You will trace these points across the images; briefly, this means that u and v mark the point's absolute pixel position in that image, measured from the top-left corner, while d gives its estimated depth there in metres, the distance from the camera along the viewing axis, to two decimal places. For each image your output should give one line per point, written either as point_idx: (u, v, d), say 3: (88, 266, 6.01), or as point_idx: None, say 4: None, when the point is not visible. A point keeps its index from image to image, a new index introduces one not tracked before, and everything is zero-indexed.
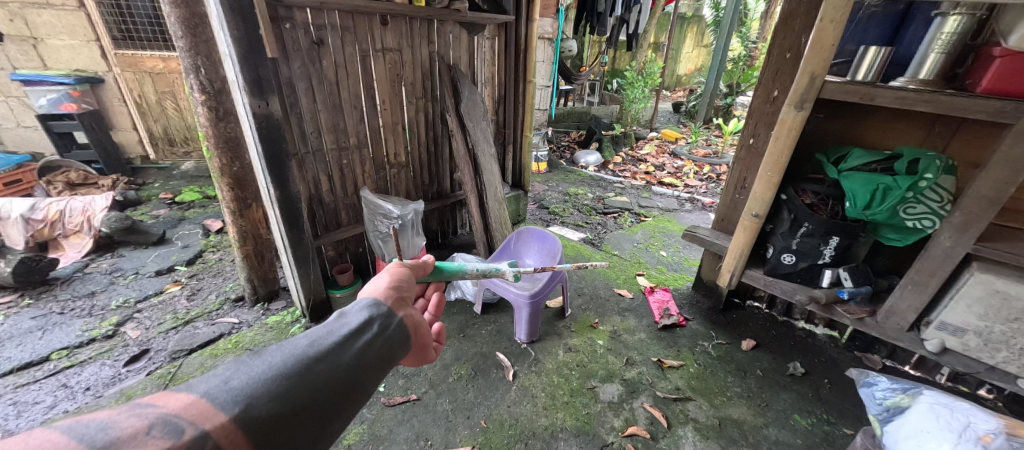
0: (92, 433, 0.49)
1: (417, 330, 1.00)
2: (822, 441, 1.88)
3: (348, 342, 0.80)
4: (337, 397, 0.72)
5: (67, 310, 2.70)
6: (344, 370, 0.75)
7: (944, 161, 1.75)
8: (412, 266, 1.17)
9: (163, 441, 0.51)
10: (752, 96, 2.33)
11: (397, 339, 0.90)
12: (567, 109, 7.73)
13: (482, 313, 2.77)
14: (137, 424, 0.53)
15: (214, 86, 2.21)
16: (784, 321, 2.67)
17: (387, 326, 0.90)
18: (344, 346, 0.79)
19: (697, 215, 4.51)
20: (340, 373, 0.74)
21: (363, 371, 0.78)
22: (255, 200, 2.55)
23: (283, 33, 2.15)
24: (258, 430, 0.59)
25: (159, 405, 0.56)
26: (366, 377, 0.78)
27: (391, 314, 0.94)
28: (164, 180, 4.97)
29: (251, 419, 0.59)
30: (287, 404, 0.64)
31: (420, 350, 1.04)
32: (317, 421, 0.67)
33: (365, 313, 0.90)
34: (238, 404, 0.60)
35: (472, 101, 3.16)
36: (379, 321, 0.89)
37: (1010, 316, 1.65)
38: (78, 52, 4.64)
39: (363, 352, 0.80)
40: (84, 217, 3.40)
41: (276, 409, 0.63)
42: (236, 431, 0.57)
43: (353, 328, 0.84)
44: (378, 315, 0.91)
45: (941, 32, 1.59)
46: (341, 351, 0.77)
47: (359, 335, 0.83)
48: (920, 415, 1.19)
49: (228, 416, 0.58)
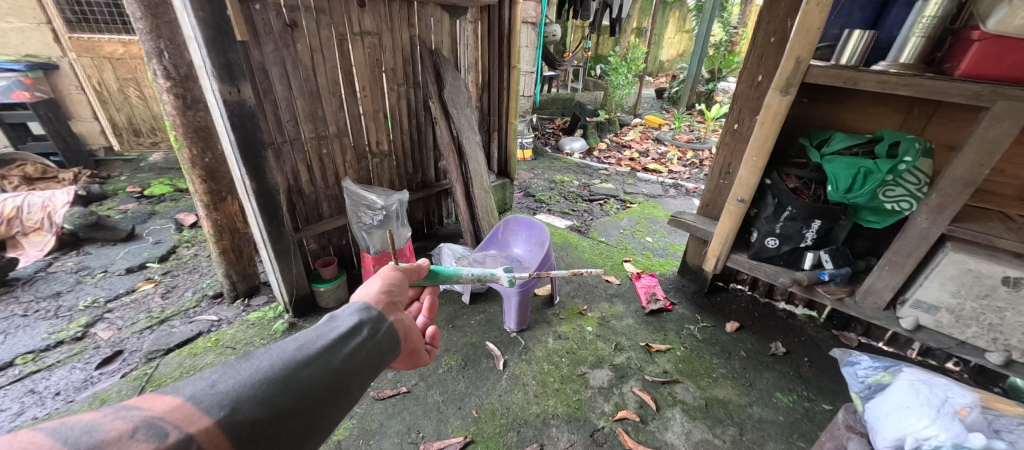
0: (76, 436, 0.45)
1: (409, 334, 0.97)
2: (803, 417, 1.95)
3: (338, 346, 0.76)
4: (322, 402, 0.67)
5: (30, 312, 2.55)
6: (332, 375, 0.71)
7: (923, 144, 1.80)
8: (406, 270, 1.13)
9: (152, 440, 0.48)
10: (737, 81, 2.33)
11: (386, 344, 0.86)
12: (552, 95, 7.65)
13: (471, 303, 2.74)
14: (120, 425, 0.49)
15: (180, 72, 2.07)
16: (766, 302, 2.74)
17: (377, 331, 0.86)
18: (333, 351, 0.75)
19: (681, 201, 4.56)
20: (327, 378, 0.70)
21: (353, 375, 0.75)
22: (230, 193, 2.44)
23: (253, 14, 2.02)
24: (244, 436, 0.55)
25: (144, 408, 0.51)
26: (356, 381, 0.75)
27: (382, 318, 0.90)
28: (131, 172, 4.72)
29: (236, 423, 0.55)
30: (273, 408, 0.60)
31: (411, 354, 1.00)
32: (302, 426, 0.63)
33: (356, 316, 0.86)
34: (222, 406, 0.56)
35: (455, 87, 3.07)
36: (369, 325, 0.85)
37: (980, 293, 1.72)
38: (28, 36, 4.32)
39: (353, 356, 0.77)
40: (44, 213, 3.22)
41: (263, 413, 0.59)
42: (221, 435, 0.53)
43: (342, 332, 0.80)
44: (369, 319, 0.87)
45: (921, 15, 1.61)
46: (329, 356, 0.73)
47: (348, 340, 0.79)
48: (902, 391, 1.22)
49: (213, 419, 0.54)
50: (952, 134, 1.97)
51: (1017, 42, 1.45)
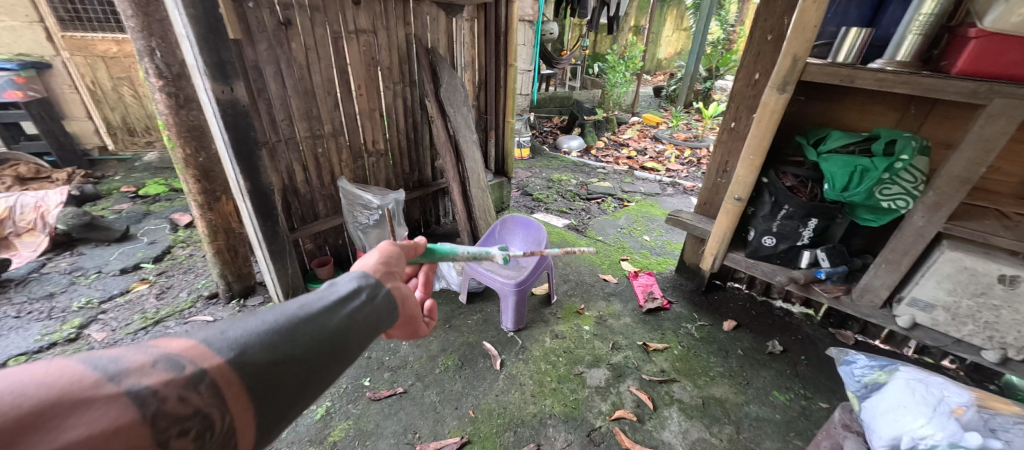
0: (103, 364, 0.47)
1: (406, 302, 0.95)
2: (800, 415, 1.95)
3: (341, 305, 0.75)
4: (327, 354, 0.67)
5: (23, 313, 2.53)
6: (336, 331, 0.70)
7: (920, 142, 1.80)
8: (404, 247, 1.10)
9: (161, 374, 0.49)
10: (734, 79, 2.32)
11: (386, 309, 0.85)
12: (550, 93, 7.62)
13: (468, 303, 2.74)
14: (139, 353, 0.51)
15: (172, 71, 2.05)
16: (763, 300, 2.74)
17: (376, 295, 0.85)
18: (336, 308, 0.74)
19: (679, 199, 4.56)
20: (332, 332, 0.69)
21: (356, 332, 0.74)
22: (225, 192, 2.43)
23: (246, 12, 2.00)
24: (253, 376, 0.56)
25: (161, 345, 0.53)
26: (359, 339, 0.74)
27: (380, 284, 0.88)
28: (126, 172, 4.69)
29: (245, 364, 0.56)
30: (280, 354, 0.60)
31: (410, 322, 0.99)
32: (308, 376, 0.63)
33: (357, 281, 0.85)
34: (229, 347, 0.57)
35: (452, 85, 3.05)
36: (368, 290, 0.84)
37: (976, 291, 1.72)
38: (20, 34, 4.27)
39: (355, 314, 0.76)
40: (37, 214, 3.20)
41: (271, 358, 0.59)
42: (232, 373, 0.54)
43: (344, 294, 0.79)
44: (367, 285, 0.85)
45: (918, 13, 1.60)
46: (332, 313, 0.72)
47: (350, 300, 0.78)
48: (898, 390, 1.21)
49: (224, 359, 0.55)
50: (949, 132, 1.97)
51: (1013, 40, 1.45)
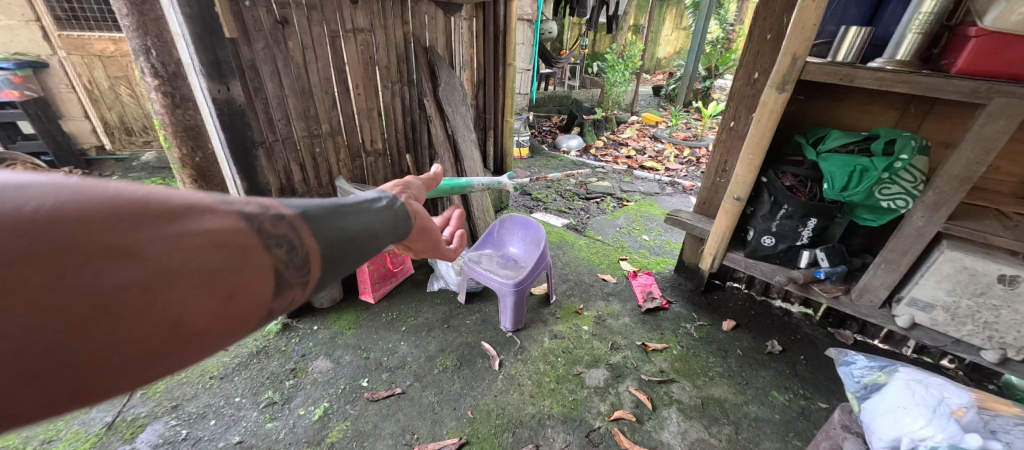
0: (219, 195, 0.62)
1: (420, 216, 1.08)
2: (799, 415, 1.94)
3: (370, 204, 0.92)
4: (363, 234, 0.85)
5: None
6: (369, 220, 0.88)
7: (919, 141, 1.79)
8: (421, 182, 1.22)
9: (252, 210, 0.65)
10: (733, 78, 2.31)
11: (404, 216, 1.00)
12: (549, 92, 7.61)
13: (466, 303, 2.73)
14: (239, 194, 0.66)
15: (168, 70, 2.04)
16: (762, 300, 2.73)
17: (395, 205, 1.00)
18: (366, 206, 0.91)
19: (678, 199, 4.55)
20: (366, 221, 0.87)
21: (382, 226, 0.91)
22: (222, 192, 2.41)
23: (243, 11, 1.98)
24: (316, 230, 0.75)
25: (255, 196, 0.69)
26: (383, 231, 0.91)
27: (397, 198, 1.03)
28: (123, 172, 4.67)
29: (309, 220, 0.74)
30: (332, 224, 0.79)
31: (428, 239, 1.12)
32: (350, 243, 0.81)
33: (380, 193, 1.02)
34: (298, 207, 0.74)
35: (450, 85, 3.07)
36: (389, 199, 1.00)
37: (976, 291, 1.72)
38: (16, 34, 4.25)
39: (381, 212, 0.93)
40: None
41: (327, 224, 0.78)
42: (302, 223, 0.72)
43: (371, 199, 0.95)
44: (387, 197, 1.01)
45: (918, 12, 1.59)
46: (365, 208, 0.90)
47: (376, 203, 0.95)
48: (897, 391, 1.21)
49: (295, 212, 0.73)
50: (948, 131, 1.96)
51: (1014, 39, 1.44)
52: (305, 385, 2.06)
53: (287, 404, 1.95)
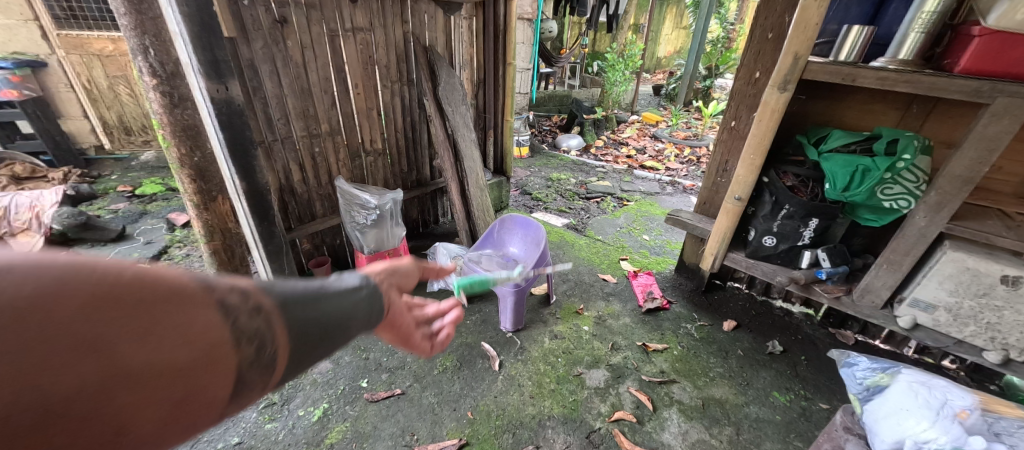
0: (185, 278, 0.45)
1: (395, 314, 0.81)
2: (800, 416, 1.94)
3: (353, 292, 0.69)
4: (338, 333, 0.63)
5: None
6: (349, 316, 0.65)
7: (922, 142, 1.78)
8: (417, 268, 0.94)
9: (231, 296, 0.49)
10: (734, 77, 2.30)
11: (384, 310, 0.76)
12: (549, 91, 7.59)
13: (466, 303, 2.72)
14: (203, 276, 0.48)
15: (166, 69, 2.02)
16: (763, 300, 2.73)
17: (377, 295, 0.75)
18: (349, 294, 0.68)
19: (678, 198, 4.55)
20: (346, 315, 0.65)
21: (363, 320, 0.69)
22: (221, 192, 2.40)
23: (241, 10, 1.97)
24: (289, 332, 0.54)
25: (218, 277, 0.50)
26: (361, 328, 0.68)
27: (379, 292, 0.76)
28: (122, 172, 4.66)
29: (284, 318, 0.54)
30: (307, 321, 0.57)
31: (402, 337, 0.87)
32: (324, 347, 0.60)
33: (363, 274, 0.77)
34: (271, 294, 0.54)
35: (450, 84, 3.02)
36: (371, 288, 0.74)
37: (978, 291, 1.71)
38: (15, 33, 4.24)
39: (365, 302, 0.70)
40: (32, 214, 3.17)
41: (304, 320, 0.57)
42: (275, 323, 0.52)
43: (353, 284, 0.71)
44: (370, 285, 0.75)
45: (921, 11, 1.58)
46: (348, 297, 0.67)
47: (360, 291, 0.71)
48: (900, 393, 1.20)
49: (269, 308, 0.53)
50: (950, 131, 1.95)
51: (1016, 38, 1.44)
52: (304, 385, 2.06)
53: (287, 405, 1.94)
